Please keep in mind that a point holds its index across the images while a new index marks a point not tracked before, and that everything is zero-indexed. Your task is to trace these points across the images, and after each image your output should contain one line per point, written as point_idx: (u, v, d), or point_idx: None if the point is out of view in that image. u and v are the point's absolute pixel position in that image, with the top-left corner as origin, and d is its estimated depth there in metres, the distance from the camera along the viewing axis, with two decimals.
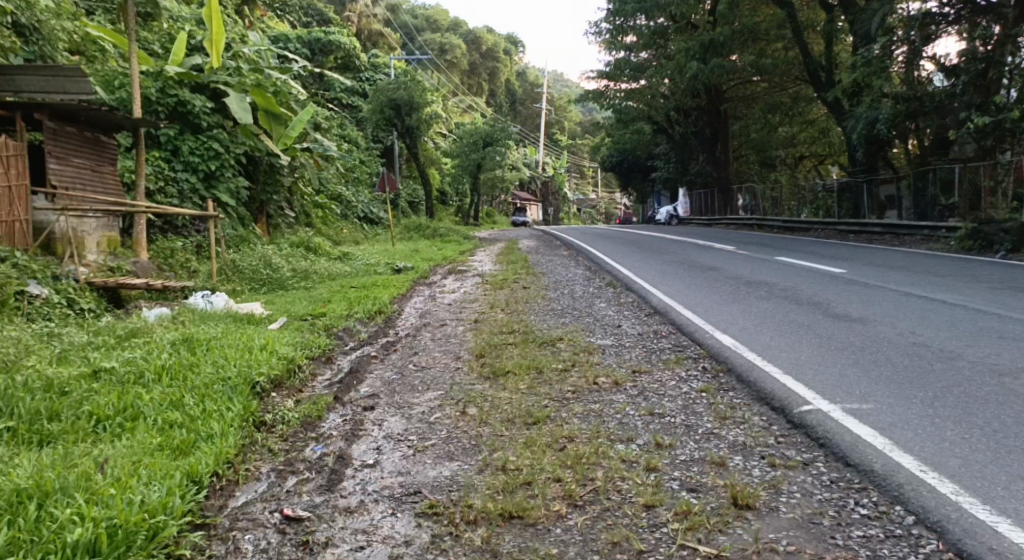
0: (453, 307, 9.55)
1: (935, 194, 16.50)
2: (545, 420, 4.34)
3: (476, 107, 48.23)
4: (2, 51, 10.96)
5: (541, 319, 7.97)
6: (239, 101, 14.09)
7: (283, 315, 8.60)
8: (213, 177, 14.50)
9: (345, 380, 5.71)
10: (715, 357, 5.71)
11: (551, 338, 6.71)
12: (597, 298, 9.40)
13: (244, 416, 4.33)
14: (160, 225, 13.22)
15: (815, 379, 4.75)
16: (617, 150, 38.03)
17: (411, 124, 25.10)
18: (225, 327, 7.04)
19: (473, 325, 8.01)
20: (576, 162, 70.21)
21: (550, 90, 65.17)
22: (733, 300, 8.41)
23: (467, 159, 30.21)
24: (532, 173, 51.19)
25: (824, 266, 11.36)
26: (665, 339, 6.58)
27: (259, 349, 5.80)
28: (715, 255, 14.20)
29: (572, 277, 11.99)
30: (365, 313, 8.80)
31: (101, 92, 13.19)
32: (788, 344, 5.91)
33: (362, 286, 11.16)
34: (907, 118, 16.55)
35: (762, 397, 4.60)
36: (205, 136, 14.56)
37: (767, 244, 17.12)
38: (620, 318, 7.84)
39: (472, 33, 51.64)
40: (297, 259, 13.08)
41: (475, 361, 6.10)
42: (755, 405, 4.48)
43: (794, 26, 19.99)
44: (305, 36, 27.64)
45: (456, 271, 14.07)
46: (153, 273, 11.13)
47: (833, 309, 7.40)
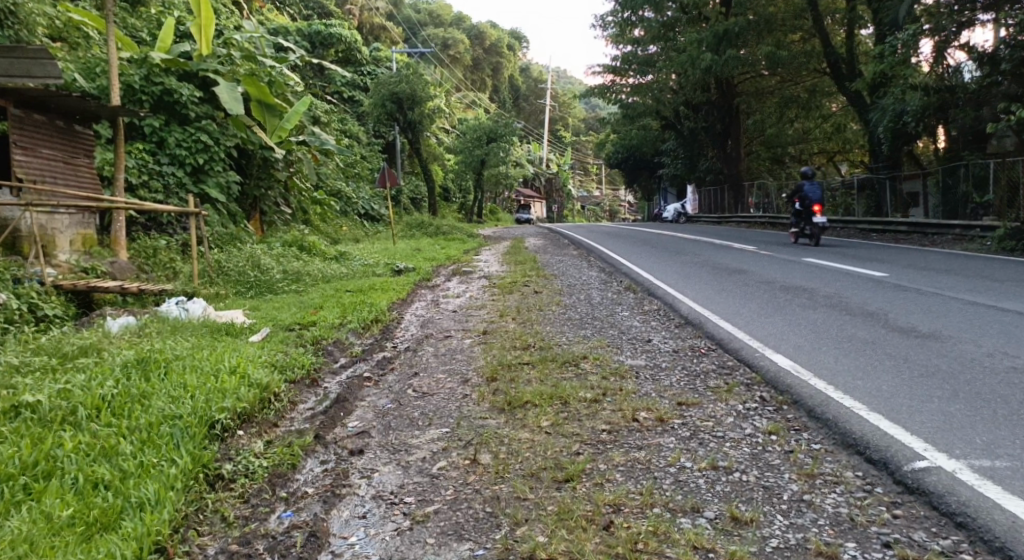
0: (458, 315, 8.58)
1: (968, 191, 15.49)
2: (582, 474, 3.42)
3: (479, 103, 47.27)
4: None
5: (557, 331, 7.02)
6: (230, 91, 13.22)
7: (267, 325, 7.67)
8: (202, 172, 13.52)
9: (330, 410, 4.75)
10: (775, 384, 4.74)
11: (573, 357, 5.76)
12: (619, 306, 8.46)
13: (192, 470, 3.42)
14: (143, 223, 12.25)
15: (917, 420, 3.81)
16: (625, 146, 37.00)
17: (413, 118, 24.13)
18: (196, 343, 6.10)
19: (482, 339, 7.05)
20: (582, 159, 69.18)
21: (555, 85, 64.14)
22: (773, 308, 7.44)
23: (470, 156, 29.27)
24: (537, 170, 50.17)
25: (862, 268, 10.37)
26: (705, 358, 5.65)
27: (230, 373, 4.84)
28: (738, 256, 13.23)
29: (586, 279, 11.06)
30: (359, 322, 7.86)
31: (81, 80, 12.10)
32: (860, 366, 4.97)
33: (359, 290, 10.21)
34: (938, 111, 15.57)
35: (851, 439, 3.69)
36: (193, 127, 13.54)
37: (791, 243, 16.10)
38: (648, 331, 6.89)
39: (475, 29, 50.55)
40: (289, 259, 12.14)
41: (486, 387, 5.14)
42: (844, 451, 3.58)
43: (815, 14, 18.99)
44: (305, 29, 26.72)
45: (461, 272, 13.14)
46: (133, 272, 10.22)
47: (894, 321, 6.45)
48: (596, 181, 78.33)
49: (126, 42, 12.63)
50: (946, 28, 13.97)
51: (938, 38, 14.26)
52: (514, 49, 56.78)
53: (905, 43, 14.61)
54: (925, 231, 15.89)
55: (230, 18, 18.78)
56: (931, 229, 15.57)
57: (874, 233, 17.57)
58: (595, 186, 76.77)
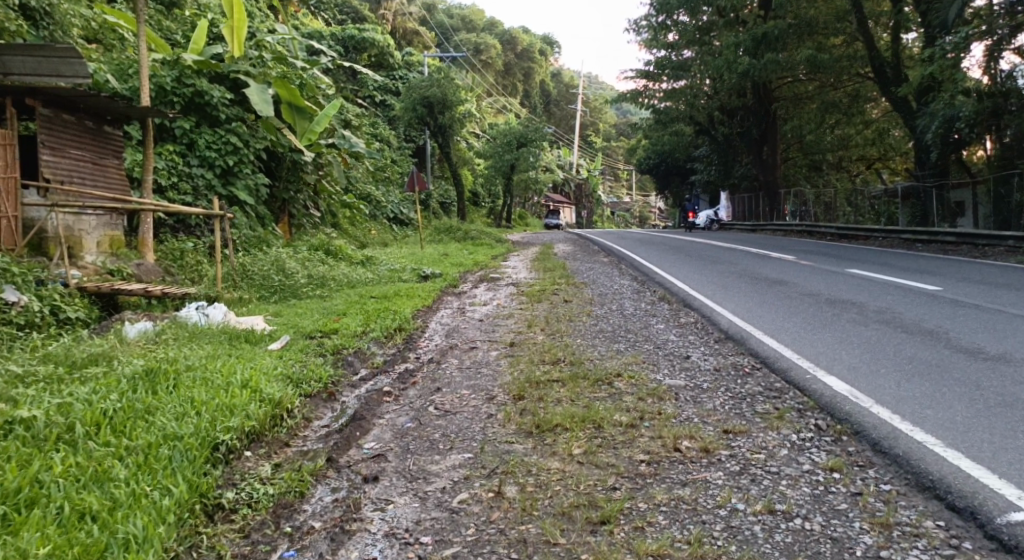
0: (485, 324, 8.23)
1: (1021, 201, 14.81)
2: (619, 517, 3.17)
3: (510, 108, 47.00)
4: (5, 34, 9.70)
5: (590, 344, 6.64)
6: (260, 92, 13.06)
7: (288, 332, 7.40)
8: (230, 174, 13.35)
9: (346, 429, 4.42)
10: (833, 410, 4.37)
11: (607, 375, 5.37)
12: (654, 318, 8.05)
13: (187, 501, 3.17)
14: (171, 225, 12.10)
15: (1002, 469, 3.42)
16: (657, 152, 36.47)
17: (444, 122, 23.89)
18: (210, 351, 5.81)
19: (509, 351, 6.69)
20: (612, 165, 68.64)
21: (586, 91, 63.70)
22: (821, 324, 7.03)
23: (500, 160, 28.96)
24: (567, 175, 49.74)
25: (912, 281, 9.85)
26: (750, 379, 5.26)
27: (242, 385, 4.54)
28: (777, 266, 12.74)
29: (620, 288, 10.65)
30: (382, 331, 7.55)
31: (113, 80, 11.94)
32: (926, 392, 4.57)
33: (384, 296, 9.91)
34: (991, 118, 14.91)
35: (932, 485, 3.37)
36: (223, 129, 13.35)
37: (831, 253, 15.52)
38: (687, 347, 6.49)
39: (508, 33, 50.28)
40: (315, 263, 11.90)
41: (514, 407, 4.78)
42: (928, 500, 3.28)
43: (858, 18, 18.39)
44: (338, 33, 26.63)
45: (489, 278, 12.79)
46: (160, 274, 10.00)
47: (956, 341, 6.01)
48: (625, 187, 77.67)
49: (160, 44, 12.24)
50: (1001, 31, 13.36)
51: (992, 40, 13.65)
52: (545, 54, 56.43)
53: (957, 47, 14.02)
54: (974, 242, 15.19)
55: (262, 20, 18.68)
56: (981, 240, 14.86)
57: (919, 244, 16.90)
58: (625, 192, 76.11)
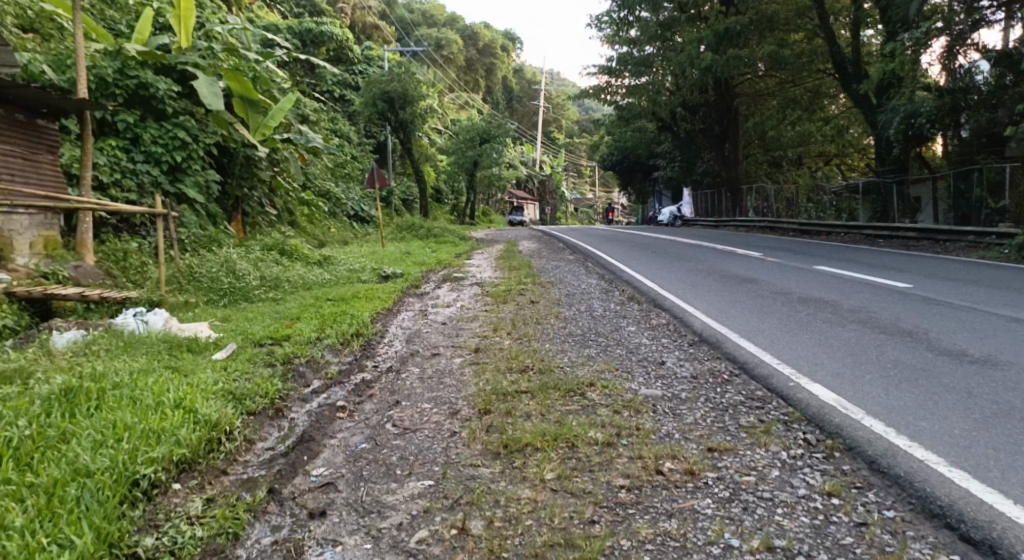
0: (448, 328, 7.81)
1: (981, 196, 14.78)
2: (600, 557, 2.98)
3: (472, 104, 46.48)
4: None
5: (558, 350, 6.28)
6: (210, 85, 12.45)
7: (234, 340, 6.91)
8: (178, 170, 12.71)
9: (292, 453, 3.99)
10: (822, 422, 4.03)
11: (577, 384, 5.01)
12: (624, 320, 7.71)
13: (93, 554, 2.94)
14: (114, 224, 11.46)
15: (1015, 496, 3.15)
16: (621, 147, 36.28)
17: (405, 118, 23.34)
18: (141, 365, 5.31)
19: (473, 359, 6.28)
20: (575, 161, 68.51)
21: (548, 87, 63.41)
22: (797, 324, 6.73)
23: (463, 157, 28.49)
24: (530, 171, 49.36)
25: (882, 278, 9.67)
26: (729, 387, 4.93)
27: (174, 400, 4.07)
28: (745, 263, 12.52)
29: (587, 288, 10.31)
30: (337, 337, 7.08)
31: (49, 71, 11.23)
32: (920, 399, 4.30)
33: (341, 299, 9.42)
34: (949, 115, 14.81)
35: (948, 519, 3.11)
36: (170, 123, 12.70)
37: (796, 249, 15.40)
38: (661, 351, 6.15)
39: (469, 29, 49.70)
40: (268, 264, 11.34)
41: (478, 423, 4.38)
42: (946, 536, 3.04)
43: (819, 13, 18.29)
44: (295, 26, 25.90)
45: (452, 278, 12.33)
46: (101, 276, 9.42)
47: (938, 342, 5.75)
48: (589, 184, 77.68)
49: (102, 32, 11.83)
50: (961, 27, 13.30)
51: (950, 36, 13.59)
52: (507, 49, 55.94)
53: (918, 42, 13.96)
54: (935, 237, 15.13)
55: (212, 10, 17.94)
56: (941, 236, 14.77)
57: (880, 239, 16.87)
58: (588, 188, 76.10)
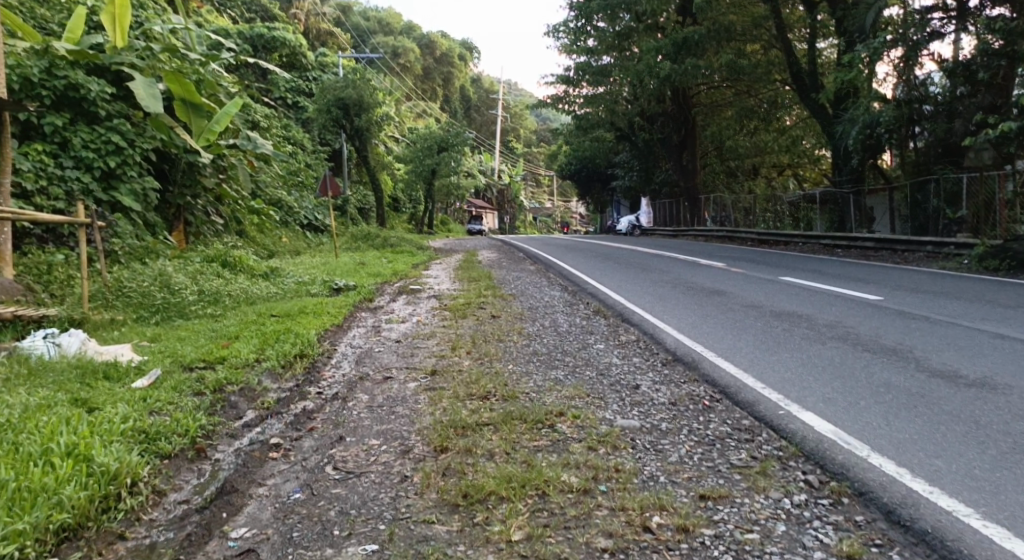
0: (403, 348, 7.17)
1: (938, 206, 14.49)
2: None
3: (430, 113, 45.90)
4: None
5: (523, 373, 5.71)
6: (147, 86, 11.65)
7: (160, 365, 6.22)
8: (113, 176, 11.83)
9: (208, 509, 3.43)
10: (824, 459, 3.51)
11: (545, 414, 4.45)
12: (590, 337, 7.17)
13: None
14: (38, 235, 10.60)
15: None
16: (581, 157, 36.01)
17: (360, 126, 22.58)
18: (38, 404, 4.64)
19: (430, 383, 5.66)
20: (534, 170, 68.22)
21: (506, 97, 63.10)
22: (774, 341, 6.25)
23: (420, 165, 27.86)
24: (489, 181, 48.86)
25: (852, 289, 9.29)
26: (711, 414, 4.40)
27: (65, 442, 3.50)
28: (710, 274, 12.09)
29: (549, 301, 9.75)
30: (277, 359, 6.40)
31: None
32: (928, 429, 3.82)
33: (286, 315, 8.72)
34: (906, 126, 14.45)
35: None
36: (103, 127, 11.78)
37: (759, 259, 15.08)
38: (634, 373, 5.62)
39: (426, 37, 49.18)
40: (208, 277, 10.55)
41: (435, 465, 3.77)
42: None
43: (778, 22, 18.10)
44: (246, 31, 25.12)
45: (408, 291, 11.69)
46: (20, 291, 8.56)
47: (927, 361, 5.31)
48: (548, 193, 77.50)
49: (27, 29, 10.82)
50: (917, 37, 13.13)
51: (906, 46, 13.41)
52: (464, 59, 55.59)
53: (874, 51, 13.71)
54: (893, 247, 14.91)
55: (154, 12, 17.07)
56: (901, 246, 14.55)
57: (840, 248, 16.67)
58: (547, 198, 75.94)
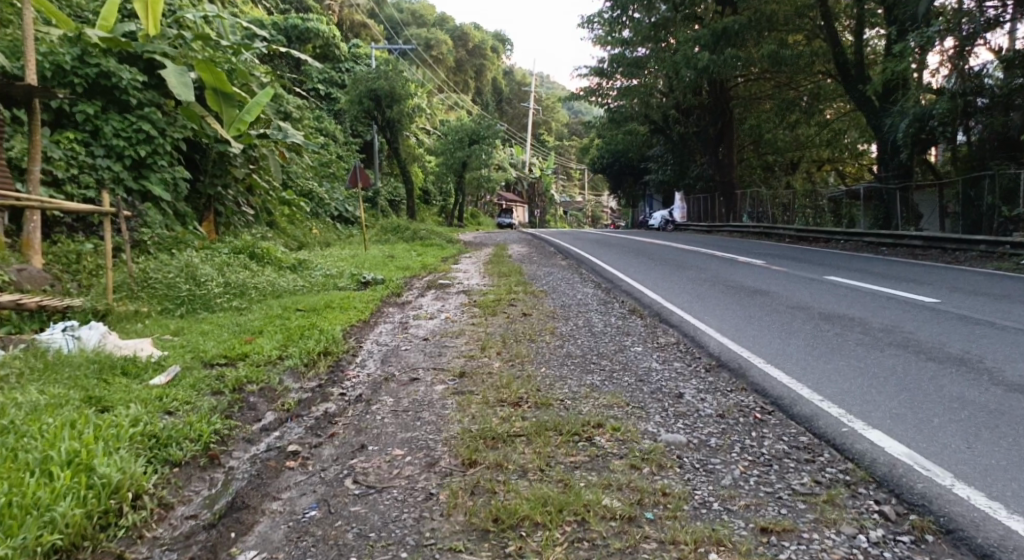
0: (430, 346, 6.88)
1: (993, 204, 13.85)
2: None
3: (462, 105, 45.60)
4: None
5: (556, 377, 5.38)
6: (179, 76, 11.47)
7: (180, 360, 5.99)
8: (143, 166, 11.68)
9: (215, 528, 3.25)
10: (899, 489, 3.17)
11: (581, 426, 4.13)
12: (627, 339, 6.82)
13: None
14: (69, 223, 10.50)
15: None
16: (613, 150, 35.50)
17: (391, 117, 22.34)
18: (47, 401, 4.44)
19: (458, 386, 5.35)
20: (565, 164, 67.69)
21: (539, 89, 62.63)
22: (826, 347, 5.85)
23: (451, 158, 27.61)
24: (520, 174, 48.48)
25: (904, 290, 8.80)
26: (764, 429, 4.03)
27: (67, 449, 3.32)
28: (750, 272, 11.63)
29: (582, 299, 9.39)
30: (301, 357, 6.14)
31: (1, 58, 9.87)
32: (1016, 454, 3.44)
33: (312, 309, 8.48)
34: (961, 119, 13.93)
35: None
36: (134, 115, 11.62)
37: (800, 257, 14.55)
38: (675, 380, 5.26)
39: (459, 29, 48.89)
40: (235, 268, 10.36)
41: (463, 482, 3.49)
42: None
43: (824, 12, 17.46)
44: (281, 22, 25.03)
45: (437, 285, 11.40)
46: (48, 281, 8.43)
47: (1001, 373, 4.88)
48: (579, 187, 76.88)
49: (62, 18, 10.55)
50: (974, 27, 12.53)
51: (961, 36, 12.82)
52: (497, 51, 55.28)
53: (924, 42, 13.11)
54: (943, 246, 14.29)
55: None
56: (951, 244, 13.96)
57: (885, 247, 16.07)
58: (577, 192, 75.30)
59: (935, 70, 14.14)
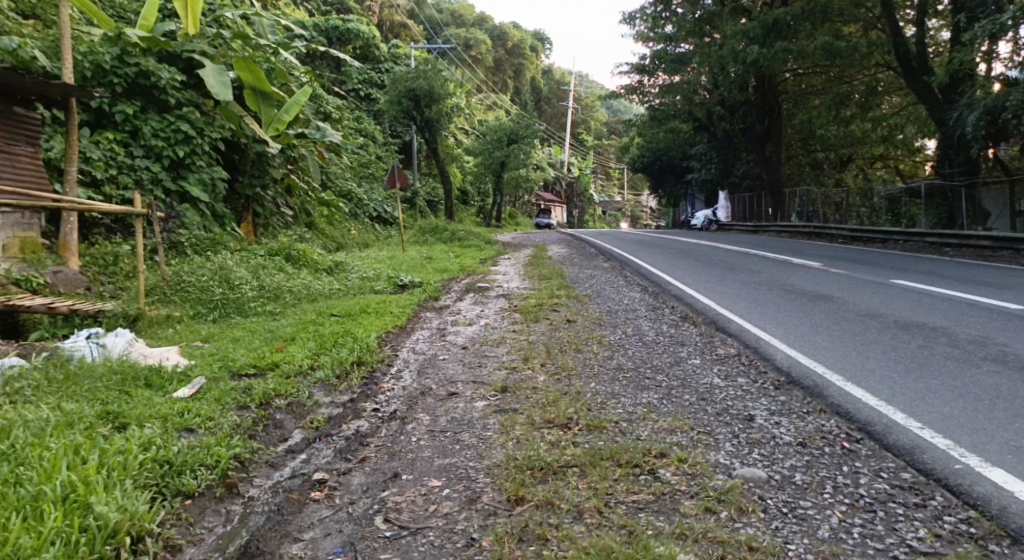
0: (470, 356, 6.42)
1: None
2: None
3: (500, 105, 45.18)
4: None
5: (610, 395, 4.86)
6: (218, 74, 11.21)
7: (206, 371, 5.61)
8: (182, 166, 11.43)
9: None
10: None
11: (642, 455, 3.64)
12: (682, 350, 6.28)
13: None
14: (107, 225, 10.29)
15: None
16: (655, 150, 34.77)
17: (430, 117, 21.98)
18: (58, 420, 4.08)
19: (501, 404, 4.87)
20: (603, 163, 66.88)
21: (578, 88, 61.86)
22: (912, 362, 5.30)
23: (490, 158, 27.19)
24: (559, 174, 47.85)
25: (983, 296, 8.13)
26: (858, 463, 3.53)
27: (63, 481, 3.04)
28: (807, 275, 10.99)
29: (631, 304, 8.85)
30: (333, 368, 5.73)
31: (42, 58, 9.48)
32: None
33: (347, 314, 8.10)
34: None
35: None
36: (173, 115, 11.36)
37: (859, 259, 13.81)
38: (743, 398, 4.74)
39: (498, 29, 48.48)
40: (270, 271, 10.04)
41: (509, 523, 3.12)
42: None
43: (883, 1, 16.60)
44: (322, 23, 24.88)
45: (477, 288, 10.98)
46: (85, 283, 8.15)
47: None
48: (617, 187, 75.91)
49: (102, 17, 10.31)
50: None
51: None
52: (535, 50, 54.74)
53: (995, 32, 12.28)
54: (1014, 247, 13.39)
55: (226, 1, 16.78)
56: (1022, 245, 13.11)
57: (948, 247, 15.21)
58: (617, 191, 74.38)
59: (1004, 59, 13.27)
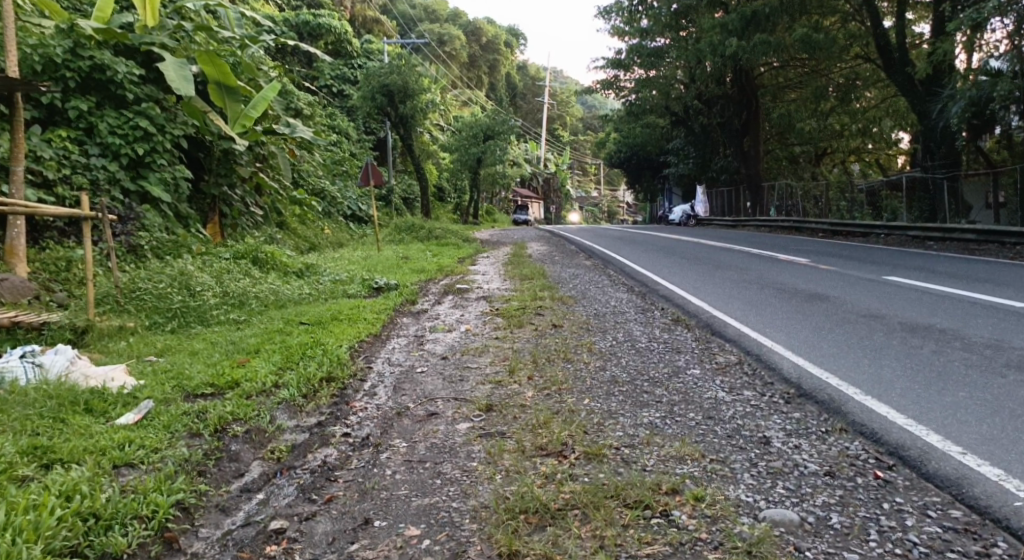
0: (450, 368, 5.91)
1: None
2: None
3: (475, 101, 44.55)
4: None
5: (609, 415, 4.36)
6: (179, 68, 10.56)
7: (156, 391, 5.03)
8: (142, 165, 10.72)
9: None
10: None
11: (650, 491, 3.25)
12: (679, 358, 5.82)
13: None
14: (60, 228, 9.62)
15: None
16: (633, 145, 34.41)
17: (405, 113, 21.35)
18: None
19: (485, 426, 4.37)
20: (579, 159, 66.45)
21: (553, 84, 61.33)
22: (931, 370, 4.88)
23: (466, 154, 26.63)
24: (535, 170, 47.30)
25: (985, 293, 7.76)
26: (897, 499, 3.14)
27: None
28: (798, 272, 10.57)
29: (619, 307, 8.36)
30: (300, 386, 5.19)
31: None
32: None
33: (318, 322, 7.55)
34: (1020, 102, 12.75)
35: None
36: (131, 111, 10.68)
37: (847, 254, 13.44)
38: (754, 416, 4.28)
39: (471, 24, 47.82)
40: (236, 275, 9.45)
41: None
42: None
43: None
44: (291, 18, 24.17)
45: (455, 290, 10.45)
46: (33, 292, 7.46)
47: None
48: (593, 182, 75.63)
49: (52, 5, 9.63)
50: None
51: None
52: (510, 46, 54.13)
53: (979, 22, 11.91)
54: (1000, 240, 13.11)
55: None
56: (1009, 238, 12.84)
57: (934, 240, 14.94)
58: (593, 187, 74.07)
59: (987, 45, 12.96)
